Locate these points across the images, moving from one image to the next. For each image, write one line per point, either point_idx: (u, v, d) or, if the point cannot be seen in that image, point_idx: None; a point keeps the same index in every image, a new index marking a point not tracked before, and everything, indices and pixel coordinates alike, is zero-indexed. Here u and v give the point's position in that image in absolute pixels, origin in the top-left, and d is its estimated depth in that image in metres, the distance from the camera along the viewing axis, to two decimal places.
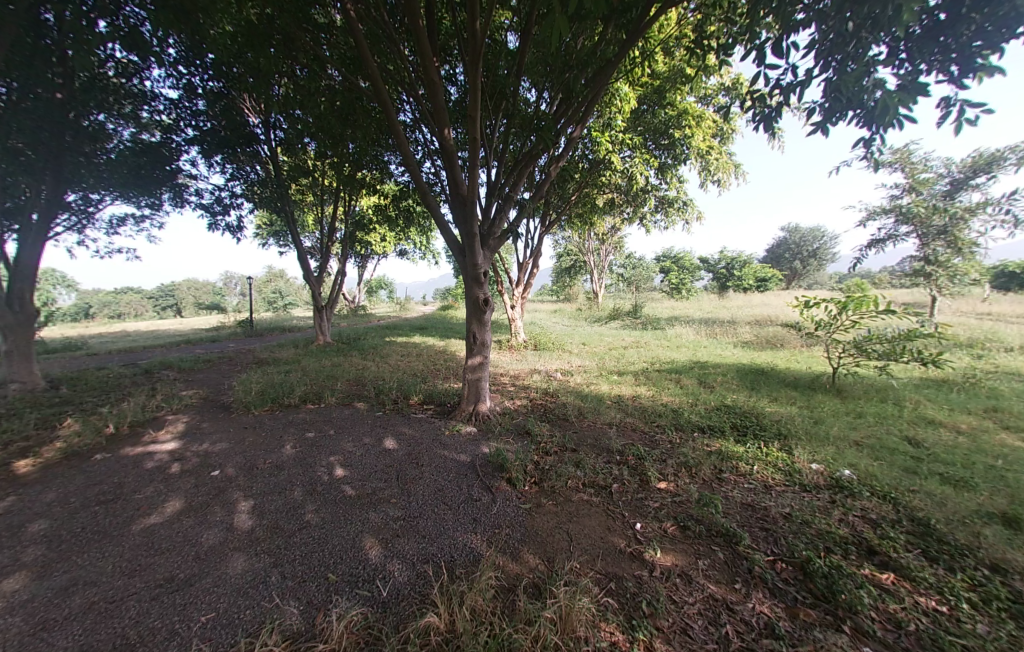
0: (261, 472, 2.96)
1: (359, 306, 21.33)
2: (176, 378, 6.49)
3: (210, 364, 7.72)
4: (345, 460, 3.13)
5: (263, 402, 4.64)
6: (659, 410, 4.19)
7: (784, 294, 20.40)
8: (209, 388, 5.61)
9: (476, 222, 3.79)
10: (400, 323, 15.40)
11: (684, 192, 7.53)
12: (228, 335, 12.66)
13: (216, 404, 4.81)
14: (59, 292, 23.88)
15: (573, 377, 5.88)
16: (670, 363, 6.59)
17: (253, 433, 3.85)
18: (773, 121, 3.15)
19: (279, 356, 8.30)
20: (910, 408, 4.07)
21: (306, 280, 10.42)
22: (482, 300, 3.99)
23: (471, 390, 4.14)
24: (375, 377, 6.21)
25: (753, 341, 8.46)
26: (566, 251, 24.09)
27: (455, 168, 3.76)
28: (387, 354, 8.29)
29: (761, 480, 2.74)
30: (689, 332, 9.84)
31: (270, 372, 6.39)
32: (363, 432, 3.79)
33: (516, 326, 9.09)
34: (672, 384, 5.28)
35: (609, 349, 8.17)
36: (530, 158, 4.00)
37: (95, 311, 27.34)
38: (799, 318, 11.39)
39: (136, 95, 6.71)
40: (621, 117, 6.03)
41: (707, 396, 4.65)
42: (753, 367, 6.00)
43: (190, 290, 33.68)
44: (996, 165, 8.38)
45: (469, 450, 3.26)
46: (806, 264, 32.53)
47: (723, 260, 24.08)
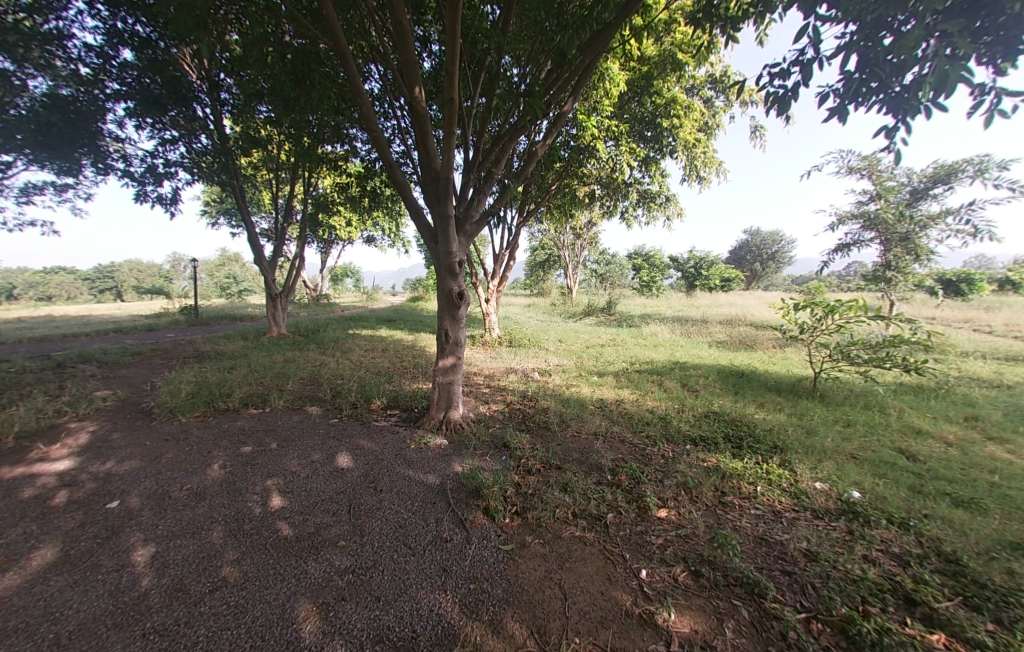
0: (173, 504, 2.37)
1: (321, 295, 20.13)
2: (93, 374, 5.57)
3: (141, 358, 6.76)
4: (286, 485, 2.59)
5: (194, 408, 3.95)
6: (645, 417, 3.87)
7: (748, 295, 21.07)
8: (132, 387, 4.79)
9: (451, 203, 3.27)
10: (366, 314, 14.50)
11: (666, 187, 7.26)
12: (168, 324, 11.40)
13: (135, 409, 4.05)
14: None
15: (552, 378, 5.50)
16: (650, 363, 6.34)
17: (174, 448, 3.20)
18: (788, 103, 2.76)
19: (224, 349, 7.43)
20: (895, 416, 3.96)
21: (258, 266, 9.40)
22: (456, 294, 3.49)
23: (442, 395, 3.66)
24: (333, 376, 5.57)
25: (727, 341, 8.41)
26: (540, 244, 23.71)
27: (428, 140, 3.20)
28: (350, 349, 7.61)
29: (769, 504, 2.44)
30: (665, 331, 9.71)
31: (209, 369, 5.59)
32: (311, 445, 3.22)
33: (490, 320, 8.62)
34: (655, 387, 5.00)
35: (586, 347, 7.85)
36: (514, 134, 3.48)
37: (18, 292, 24.30)
38: (768, 318, 11.59)
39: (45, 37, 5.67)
40: (607, 102, 5.65)
41: (693, 401, 4.38)
42: (734, 369, 5.84)
43: (132, 273, 30.72)
44: (955, 176, 8.69)
45: (438, 469, 2.79)
46: (766, 266, 33.86)
47: (692, 260, 24.51)
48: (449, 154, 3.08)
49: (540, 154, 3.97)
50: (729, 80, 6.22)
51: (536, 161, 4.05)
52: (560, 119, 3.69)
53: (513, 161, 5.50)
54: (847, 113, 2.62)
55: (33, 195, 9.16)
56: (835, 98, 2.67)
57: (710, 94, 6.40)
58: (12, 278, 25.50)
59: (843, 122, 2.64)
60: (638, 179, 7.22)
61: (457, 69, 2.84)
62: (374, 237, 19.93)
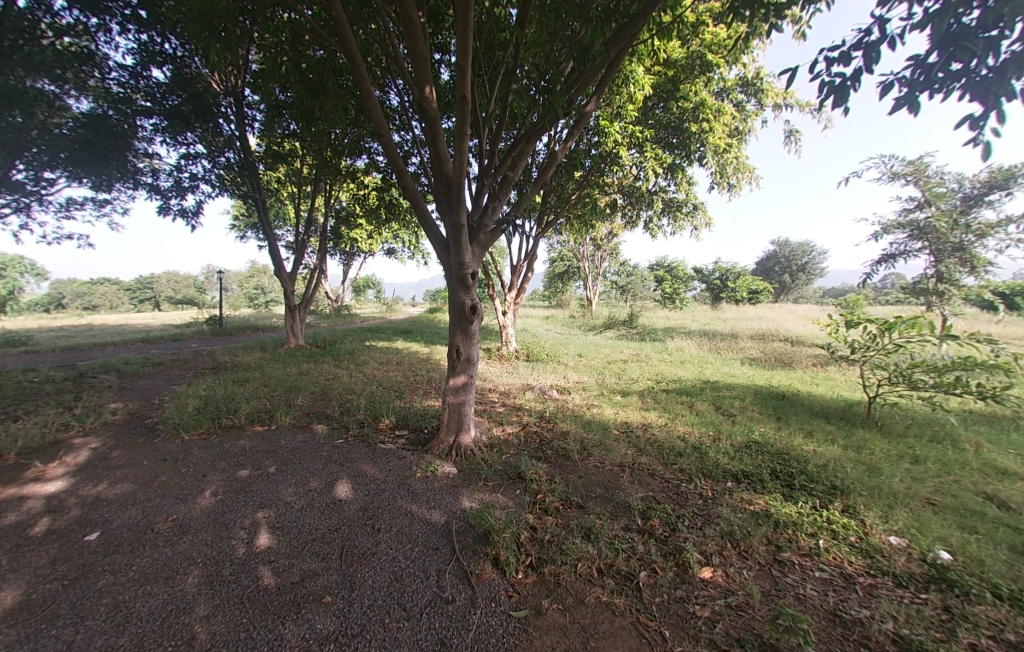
0: (153, 540, 2.16)
1: (343, 306, 20.37)
2: (112, 385, 5.57)
3: (161, 368, 6.80)
4: (276, 518, 2.34)
5: (197, 425, 3.80)
6: (676, 445, 3.48)
7: (777, 308, 20.12)
8: (143, 401, 4.71)
9: (464, 211, 3.02)
10: (384, 325, 14.49)
11: (693, 196, 6.87)
12: (193, 334, 11.64)
13: (140, 424, 3.94)
14: (27, 282, 22.55)
15: (572, 397, 5.15)
16: (677, 382, 5.90)
17: (169, 470, 3.02)
18: (847, 93, 2.41)
19: (240, 360, 7.40)
20: (971, 451, 3.43)
21: (278, 278, 9.40)
22: (469, 308, 3.24)
23: (452, 417, 3.38)
24: (344, 390, 5.39)
25: (761, 357, 7.85)
26: (559, 256, 23.44)
27: (440, 144, 2.96)
28: (364, 361, 7.46)
29: (836, 565, 2.03)
30: (692, 346, 9.19)
31: (222, 382, 5.51)
32: (310, 471, 2.98)
33: (507, 333, 8.33)
34: (685, 409, 4.57)
35: (608, 363, 7.45)
36: (533, 136, 3.21)
37: (67, 302, 25.74)
38: (803, 333, 10.89)
39: (80, 58, 5.87)
40: (632, 107, 5.38)
41: (730, 427, 3.94)
42: (771, 391, 5.33)
43: (169, 284, 32.23)
44: (1014, 181, 7.98)
45: (444, 504, 2.50)
46: (796, 277, 32.44)
47: (718, 271, 23.64)
48: (461, 159, 2.82)
49: (561, 157, 3.69)
50: (762, 82, 5.86)
51: (557, 166, 3.78)
52: (583, 119, 3.42)
53: (531, 168, 5.26)
54: (919, 102, 2.26)
55: (72, 209, 9.54)
56: (903, 88, 2.32)
57: (741, 98, 6.04)
58: (61, 289, 27.12)
59: (914, 113, 2.27)
60: (664, 188, 6.86)
61: (469, 66, 2.58)
62: (394, 248, 20.11)
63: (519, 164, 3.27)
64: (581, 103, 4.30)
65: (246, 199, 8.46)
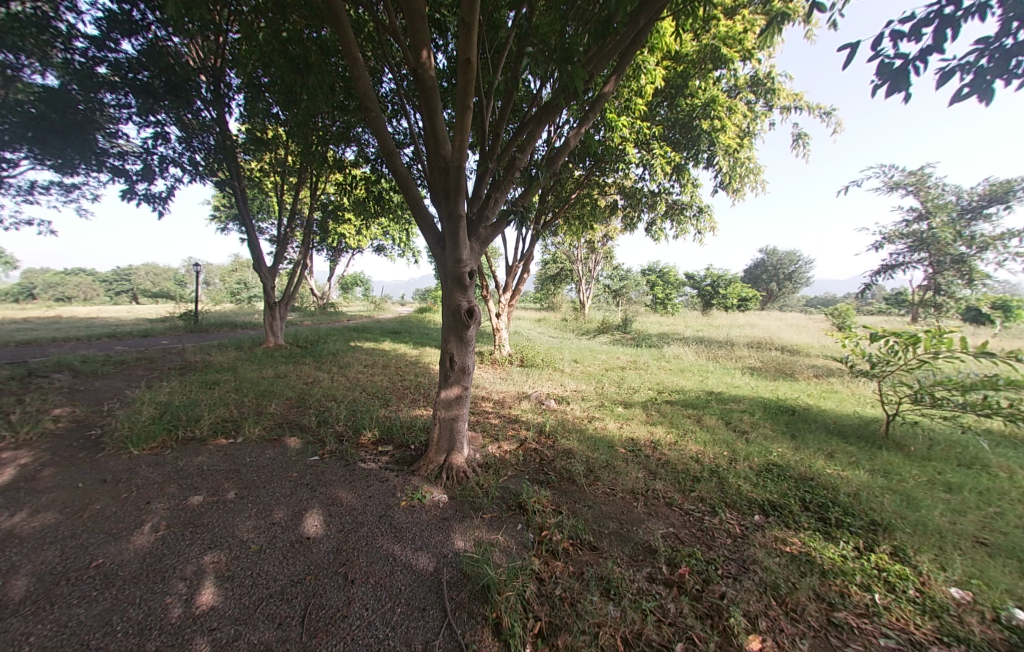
0: (64, 596, 1.72)
1: (329, 304, 19.71)
2: (62, 387, 5.01)
3: (122, 368, 6.23)
4: (227, 565, 1.93)
5: (150, 437, 3.32)
6: (691, 468, 3.14)
7: (768, 316, 20.15)
8: (94, 406, 4.19)
9: (463, 201, 2.61)
10: (370, 324, 13.93)
11: (699, 198, 6.56)
12: (165, 330, 10.96)
13: (83, 436, 3.43)
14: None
15: (571, 407, 4.80)
16: (680, 392, 5.61)
17: (108, 495, 2.56)
18: (908, 79, 2.17)
19: (213, 360, 6.86)
20: (1006, 478, 3.18)
21: (257, 272, 8.82)
22: (466, 311, 2.84)
23: (443, 435, 2.98)
24: (324, 396, 4.93)
25: (761, 367, 7.62)
26: (551, 257, 23.14)
27: (438, 121, 2.52)
28: (348, 363, 7.00)
29: (901, 630, 1.73)
30: (690, 353, 8.93)
31: (187, 385, 4.98)
32: (276, 498, 2.55)
33: (500, 336, 7.95)
34: (693, 425, 4.24)
35: (605, 370, 7.12)
36: (545, 117, 2.79)
37: (38, 292, 24.47)
38: (799, 343, 10.74)
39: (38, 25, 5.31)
40: (642, 100, 5.03)
41: (746, 447, 3.62)
42: (780, 404, 5.04)
43: (147, 276, 30.99)
44: (1014, 194, 7.94)
45: (434, 545, 2.11)
46: (782, 285, 32.80)
47: (708, 277, 23.62)
48: (462, 138, 2.39)
49: (573, 144, 3.13)
50: (774, 82, 5.63)
51: (568, 154, 3.15)
52: (598, 103, 3.05)
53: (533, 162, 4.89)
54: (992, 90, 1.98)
55: (33, 192, 8.82)
56: (970, 75, 2.05)
57: (751, 97, 5.75)
58: (32, 278, 25.82)
59: (985, 103, 2.01)
60: (668, 190, 6.54)
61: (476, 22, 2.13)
62: (383, 245, 19.56)
63: (526, 147, 2.85)
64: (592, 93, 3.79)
65: (224, 187, 7.91)
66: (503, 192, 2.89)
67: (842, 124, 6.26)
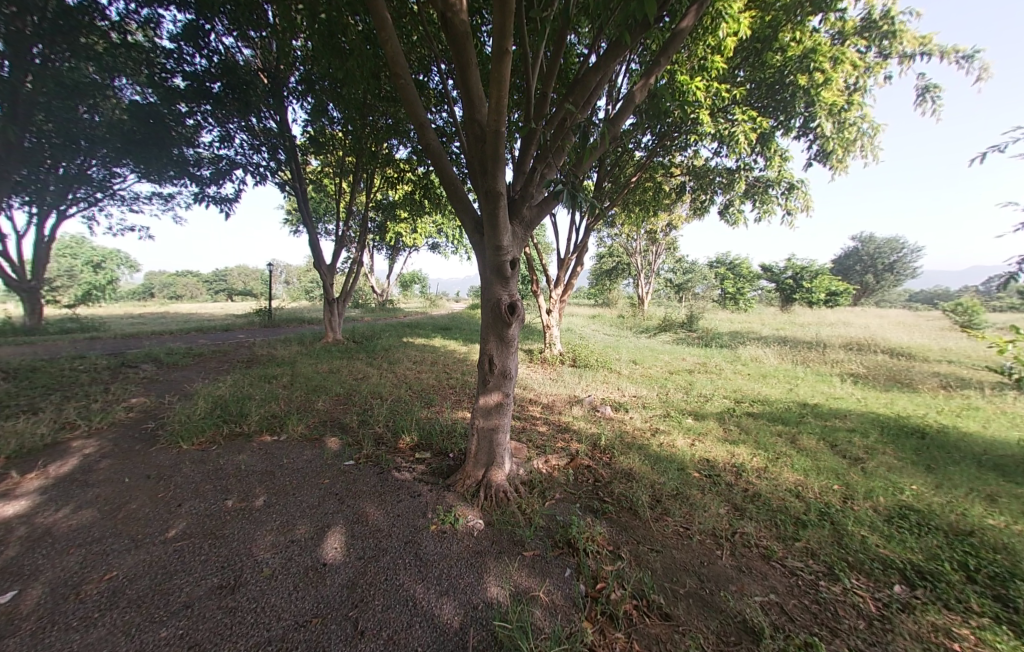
0: (65, 618, 1.60)
1: (388, 301, 20.50)
2: (145, 377, 5.42)
3: (199, 360, 6.71)
4: (232, 593, 1.72)
5: (200, 432, 3.33)
6: (792, 507, 2.49)
7: (864, 314, 17.50)
8: (162, 397, 4.40)
9: (504, 175, 2.20)
10: (423, 320, 14.10)
11: (789, 173, 5.58)
12: (243, 325, 11.92)
13: (144, 427, 3.55)
14: (125, 275, 25.42)
15: (631, 416, 4.22)
16: (763, 402, 4.78)
17: (147, 494, 2.52)
18: None
19: (275, 354, 7.16)
20: None
21: (318, 270, 9.13)
22: (507, 307, 2.45)
23: (481, 447, 2.61)
24: (369, 394, 4.81)
25: (865, 374, 6.40)
26: (608, 251, 22.12)
27: (472, 78, 2.12)
28: (398, 360, 6.94)
29: None
30: (771, 356, 7.78)
31: (246, 379, 5.13)
32: (302, 508, 2.35)
33: (552, 333, 7.48)
34: (786, 447, 3.46)
35: (670, 373, 6.37)
36: (604, 64, 2.27)
37: (155, 291, 28.37)
38: (912, 346, 9.00)
39: (130, 50, 5.72)
40: (720, 57, 4.27)
41: (863, 484, 2.83)
42: (900, 424, 4.04)
43: (239, 276, 34.79)
44: None
45: (462, 591, 1.74)
46: (881, 278, 28.52)
47: (789, 269, 21.05)
48: (500, 94, 1.96)
49: (639, 99, 2.58)
50: (893, 22, 4.56)
51: (633, 111, 2.59)
52: (673, 41, 2.46)
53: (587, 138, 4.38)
54: None
55: (137, 201, 9.91)
56: None
57: (860, 46, 4.69)
58: (149, 280, 29.99)
59: None
60: (749, 165, 5.64)
61: None
62: (438, 242, 19.94)
63: (580, 102, 2.34)
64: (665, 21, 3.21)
65: (287, 187, 8.27)
66: (552, 161, 2.43)
67: (988, 69, 4.94)
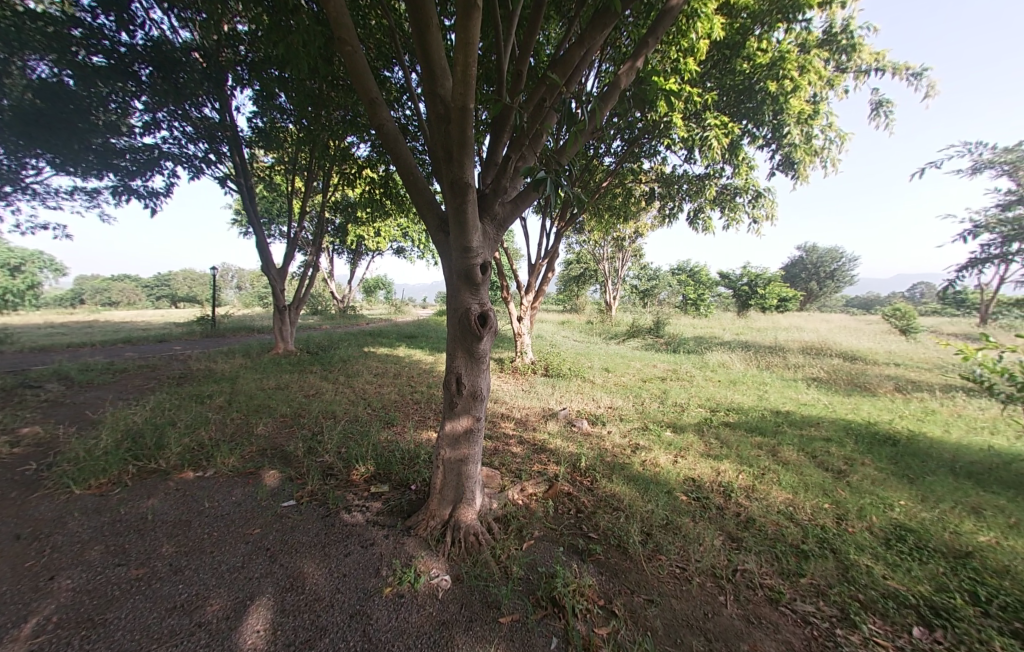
0: None
1: (349, 307, 19.52)
2: (47, 399, 4.58)
3: (121, 377, 5.84)
4: None
5: (100, 471, 2.72)
6: (789, 535, 2.29)
7: (813, 318, 18.53)
8: (62, 425, 3.66)
9: (473, 162, 1.86)
10: (387, 328, 13.42)
11: (756, 181, 5.61)
12: (182, 335, 10.75)
13: (29, 465, 2.88)
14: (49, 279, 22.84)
15: (610, 431, 3.97)
16: (738, 411, 4.69)
17: (9, 562, 1.93)
18: None
19: (215, 368, 6.39)
20: None
21: (267, 275, 8.35)
22: (478, 317, 2.10)
23: (448, 482, 2.23)
24: (321, 414, 4.27)
25: (828, 378, 6.55)
26: (576, 257, 22.31)
27: (434, 44, 1.78)
28: (357, 372, 6.38)
29: None
30: (737, 361, 7.87)
31: (173, 399, 4.44)
32: (221, 573, 1.87)
33: (522, 341, 7.18)
34: (770, 462, 3.30)
35: (643, 381, 6.23)
36: (590, 35, 2.01)
37: (87, 297, 25.73)
38: (863, 350, 9.42)
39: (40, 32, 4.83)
40: (693, 59, 4.15)
41: (853, 501, 2.68)
42: (873, 432, 4.02)
43: (185, 281, 32.25)
44: None
45: None
46: (823, 285, 30.56)
47: (745, 276, 22.01)
48: (467, 61, 1.64)
49: (625, 83, 2.35)
50: (852, 36, 4.66)
51: (620, 95, 2.36)
52: (663, 20, 2.30)
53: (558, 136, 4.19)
54: None
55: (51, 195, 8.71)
56: None
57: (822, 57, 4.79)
58: (80, 284, 27.18)
59: None
60: (718, 172, 5.64)
61: None
62: (402, 246, 19.29)
63: (562, 79, 2.05)
64: (633, 18, 3.52)
65: (231, 183, 7.51)
66: (528, 149, 2.12)
67: (935, 87, 5.19)
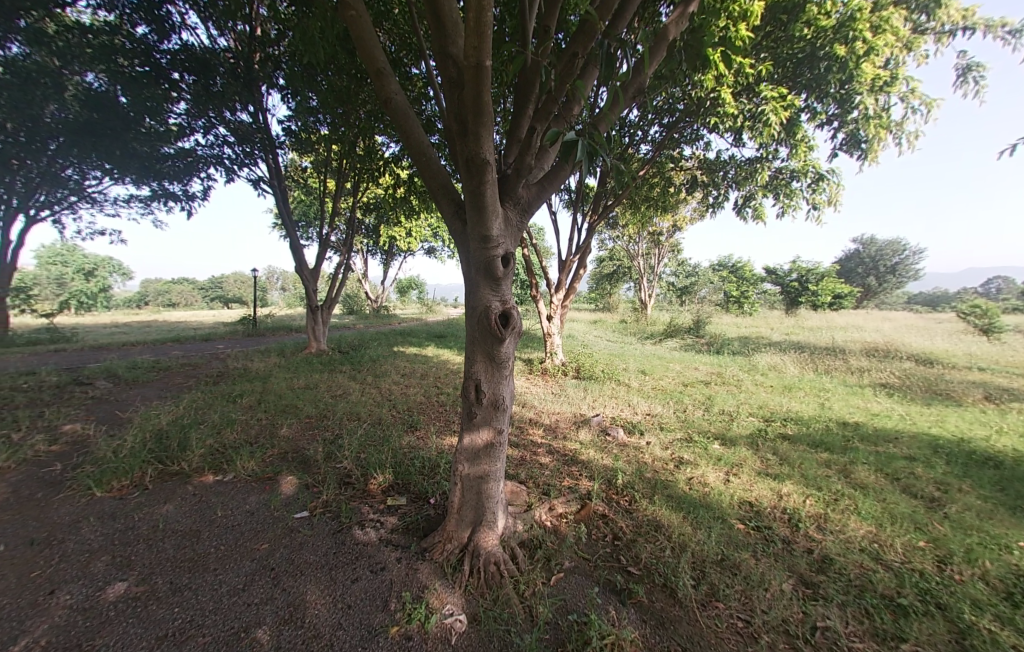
0: None
1: (382, 307, 19.88)
2: (93, 396, 4.77)
3: (163, 375, 6.05)
4: None
5: (122, 473, 2.69)
6: (880, 583, 1.87)
7: (873, 317, 16.92)
8: (97, 423, 3.73)
9: (491, 134, 1.59)
10: (418, 327, 13.47)
11: (815, 163, 5.01)
12: (226, 334, 11.22)
13: (61, 464, 2.91)
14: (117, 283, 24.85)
15: (649, 442, 3.59)
16: (797, 422, 4.15)
17: (16, 571, 1.87)
18: None
19: (249, 367, 6.51)
20: None
21: (301, 275, 8.50)
22: (498, 317, 1.84)
23: (467, 501, 1.99)
24: (344, 416, 4.16)
25: (900, 385, 5.79)
26: (609, 254, 21.63)
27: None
28: (385, 372, 6.31)
29: None
30: (790, 364, 7.16)
31: (205, 399, 4.47)
32: (219, 595, 1.72)
33: (553, 341, 6.86)
34: (843, 485, 2.82)
35: (684, 385, 5.75)
36: None
37: (149, 299, 27.82)
38: (940, 352, 8.36)
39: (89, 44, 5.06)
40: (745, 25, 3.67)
41: (958, 540, 2.19)
42: (967, 451, 3.40)
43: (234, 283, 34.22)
44: None
45: None
46: (884, 280, 28.04)
47: (795, 271, 20.47)
48: (481, 8, 1.38)
49: (673, 34, 2.02)
50: None
51: (668, 48, 2.03)
52: None
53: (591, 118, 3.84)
54: None
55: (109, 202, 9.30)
56: None
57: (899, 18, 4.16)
58: (144, 287, 29.44)
59: None
60: (770, 155, 5.08)
61: None
62: (434, 246, 19.40)
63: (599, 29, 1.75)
64: None
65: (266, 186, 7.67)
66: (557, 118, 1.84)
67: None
